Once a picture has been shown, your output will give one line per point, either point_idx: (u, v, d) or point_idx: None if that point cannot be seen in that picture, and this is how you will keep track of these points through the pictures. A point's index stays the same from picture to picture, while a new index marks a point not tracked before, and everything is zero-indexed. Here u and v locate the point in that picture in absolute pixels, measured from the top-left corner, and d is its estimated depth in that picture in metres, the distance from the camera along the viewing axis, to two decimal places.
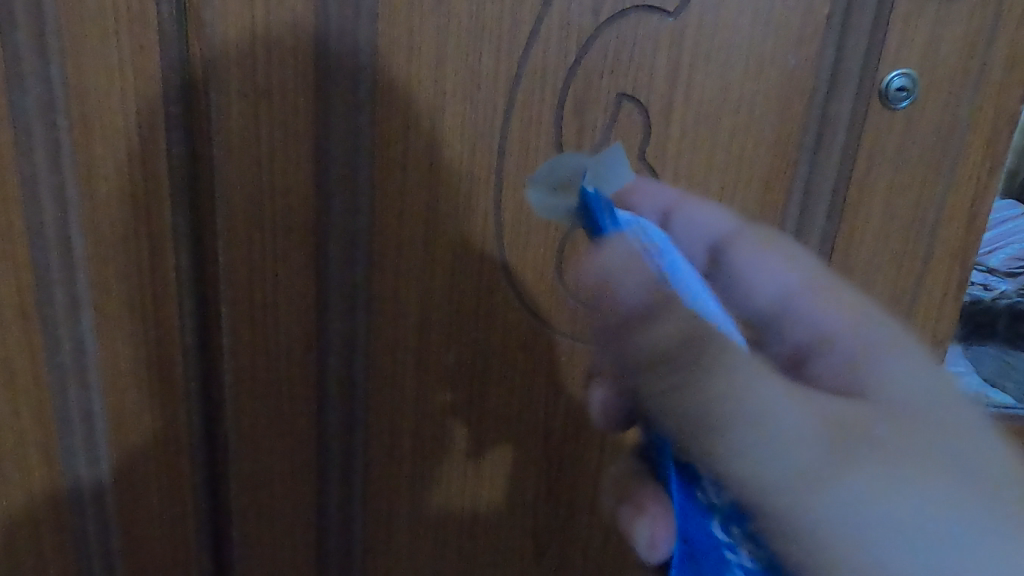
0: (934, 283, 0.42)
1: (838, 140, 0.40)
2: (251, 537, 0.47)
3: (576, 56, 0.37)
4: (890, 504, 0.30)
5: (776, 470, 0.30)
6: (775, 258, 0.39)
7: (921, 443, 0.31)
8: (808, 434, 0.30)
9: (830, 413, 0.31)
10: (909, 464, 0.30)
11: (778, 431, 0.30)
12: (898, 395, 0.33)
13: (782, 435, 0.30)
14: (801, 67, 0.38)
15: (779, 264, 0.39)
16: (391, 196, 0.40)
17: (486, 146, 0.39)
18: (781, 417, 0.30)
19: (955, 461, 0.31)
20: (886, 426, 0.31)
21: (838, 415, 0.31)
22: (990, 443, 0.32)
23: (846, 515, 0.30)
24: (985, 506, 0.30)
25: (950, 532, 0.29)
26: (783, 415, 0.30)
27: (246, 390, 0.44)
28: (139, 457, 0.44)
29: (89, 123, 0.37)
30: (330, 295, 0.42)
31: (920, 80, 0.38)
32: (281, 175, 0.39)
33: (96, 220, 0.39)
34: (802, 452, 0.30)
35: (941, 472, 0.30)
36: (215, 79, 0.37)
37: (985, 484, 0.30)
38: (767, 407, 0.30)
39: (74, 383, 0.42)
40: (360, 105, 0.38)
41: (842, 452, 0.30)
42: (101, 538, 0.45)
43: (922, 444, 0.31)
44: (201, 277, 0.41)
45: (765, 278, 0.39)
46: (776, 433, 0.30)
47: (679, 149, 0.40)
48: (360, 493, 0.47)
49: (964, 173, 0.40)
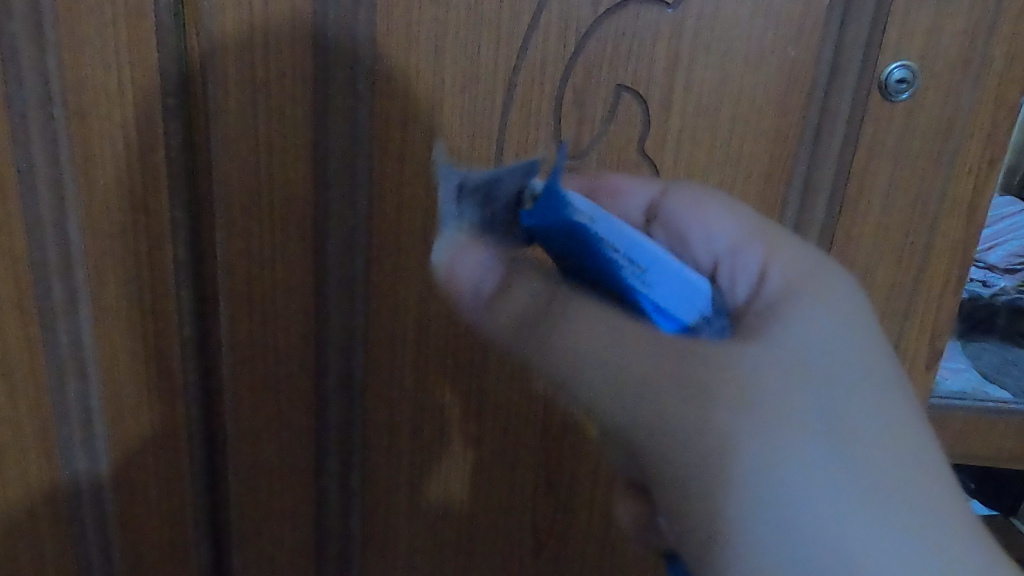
0: (934, 276, 0.42)
1: (839, 133, 0.40)
2: (250, 531, 0.47)
3: (575, 47, 0.37)
4: (825, 542, 0.30)
5: (701, 483, 0.32)
6: (717, 210, 0.38)
7: (832, 482, 0.30)
8: (754, 452, 0.31)
9: (758, 444, 0.31)
10: (851, 482, 0.30)
11: (699, 453, 0.32)
12: (865, 434, 0.31)
13: (711, 457, 0.32)
14: (801, 59, 0.38)
15: (721, 215, 0.37)
16: (390, 188, 0.40)
17: (485, 138, 0.39)
18: (701, 436, 0.32)
19: (904, 490, 0.30)
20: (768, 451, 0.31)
21: (780, 441, 0.31)
22: (918, 429, 0.32)
23: (775, 535, 0.31)
24: (919, 522, 0.30)
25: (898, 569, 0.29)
26: (705, 430, 0.32)
27: (245, 384, 0.43)
28: (138, 451, 0.44)
29: (86, 114, 0.37)
30: (329, 287, 0.42)
31: (921, 72, 0.38)
32: (280, 168, 0.39)
33: (94, 213, 0.39)
34: (727, 474, 0.32)
35: (886, 496, 0.30)
36: (213, 70, 0.37)
37: (933, 485, 0.31)
38: (689, 417, 0.32)
39: (72, 376, 0.42)
40: (359, 96, 0.38)
41: (778, 474, 0.31)
42: (100, 533, 0.45)
43: (859, 481, 0.30)
44: (199, 270, 0.41)
45: (710, 227, 0.37)
46: (708, 451, 0.32)
47: (679, 142, 0.40)
48: (359, 486, 0.47)
49: (964, 165, 0.40)
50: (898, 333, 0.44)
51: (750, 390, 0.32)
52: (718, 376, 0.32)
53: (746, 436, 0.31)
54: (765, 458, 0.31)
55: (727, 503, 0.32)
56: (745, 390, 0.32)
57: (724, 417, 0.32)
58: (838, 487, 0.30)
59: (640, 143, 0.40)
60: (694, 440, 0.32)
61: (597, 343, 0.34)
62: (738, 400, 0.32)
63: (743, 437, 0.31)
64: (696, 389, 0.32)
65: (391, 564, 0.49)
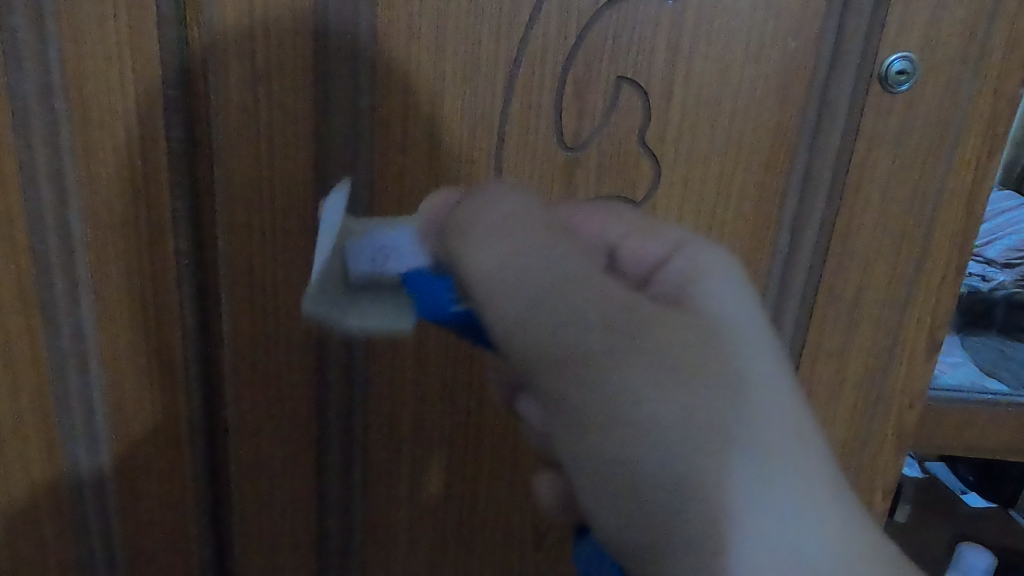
0: (933, 269, 0.42)
1: (839, 124, 0.40)
2: (251, 524, 0.47)
3: (576, 39, 0.37)
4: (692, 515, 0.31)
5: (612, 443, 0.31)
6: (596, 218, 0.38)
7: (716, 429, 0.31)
8: (656, 426, 0.30)
9: (681, 421, 0.30)
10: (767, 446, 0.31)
11: (615, 429, 0.31)
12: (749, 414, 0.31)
13: (631, 434, 0.31)
14: (800, 50, 0.38)
15: (606, 222, 0.38)
16: (390, 182, 0.40)
17: (486, 129, 0.39)
18: (620, 409, 0.31)
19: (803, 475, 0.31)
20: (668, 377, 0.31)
21: (697, 423, 0.31)
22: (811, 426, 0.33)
23: (690, 523, 0.31)
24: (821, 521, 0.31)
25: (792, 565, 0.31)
26: (632, 407, 0.31)
27: (246, 376, 0.44)
28: (140, 444, 0.44)
29: (87, 107, 0.37)
30: (327, 283, 0.42)
31: (920, 64, 0.38)
32: (281, 160, 0.39)
33: (95, 206, 0.39)
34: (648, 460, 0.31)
35: (794, 485, 0.31)
36: (213, 63, 0.37)
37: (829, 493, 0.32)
38: (608, 394, 0.31)
39: (74, 368, 0.42)
40: (359, 88, 0.38)
41: (693, 463, 0.30)
42: (101, 525, 0.46)
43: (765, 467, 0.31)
44: (200, 262, 0.41)
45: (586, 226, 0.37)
46: (637, 434, 0.31)
47: (679, 133, 0.40)
48: (360, 479, 0.47)
49: (962, 157, 0.40)
50: (898, 325, 0.44)
51: (660, 361, 0.31)
52: (631, 343, 0.31)
53: (663, 407, 0.30)
54: (682, 435, 0.30)
55: (641, 488, 0.31)
56: (650, 361, 0.31)
57: (640, 389, 0.31)
58: (752, 478, 0.30)
59: (640, 135, 0.40)
60: (623, 418, 0.31)
61: (508, 314, 0.32)
62: (651, 370, 0.31)
63: (665, 415, 0.30)
64: (608, 359, 0.31)
65: (392, 557, 0.49)
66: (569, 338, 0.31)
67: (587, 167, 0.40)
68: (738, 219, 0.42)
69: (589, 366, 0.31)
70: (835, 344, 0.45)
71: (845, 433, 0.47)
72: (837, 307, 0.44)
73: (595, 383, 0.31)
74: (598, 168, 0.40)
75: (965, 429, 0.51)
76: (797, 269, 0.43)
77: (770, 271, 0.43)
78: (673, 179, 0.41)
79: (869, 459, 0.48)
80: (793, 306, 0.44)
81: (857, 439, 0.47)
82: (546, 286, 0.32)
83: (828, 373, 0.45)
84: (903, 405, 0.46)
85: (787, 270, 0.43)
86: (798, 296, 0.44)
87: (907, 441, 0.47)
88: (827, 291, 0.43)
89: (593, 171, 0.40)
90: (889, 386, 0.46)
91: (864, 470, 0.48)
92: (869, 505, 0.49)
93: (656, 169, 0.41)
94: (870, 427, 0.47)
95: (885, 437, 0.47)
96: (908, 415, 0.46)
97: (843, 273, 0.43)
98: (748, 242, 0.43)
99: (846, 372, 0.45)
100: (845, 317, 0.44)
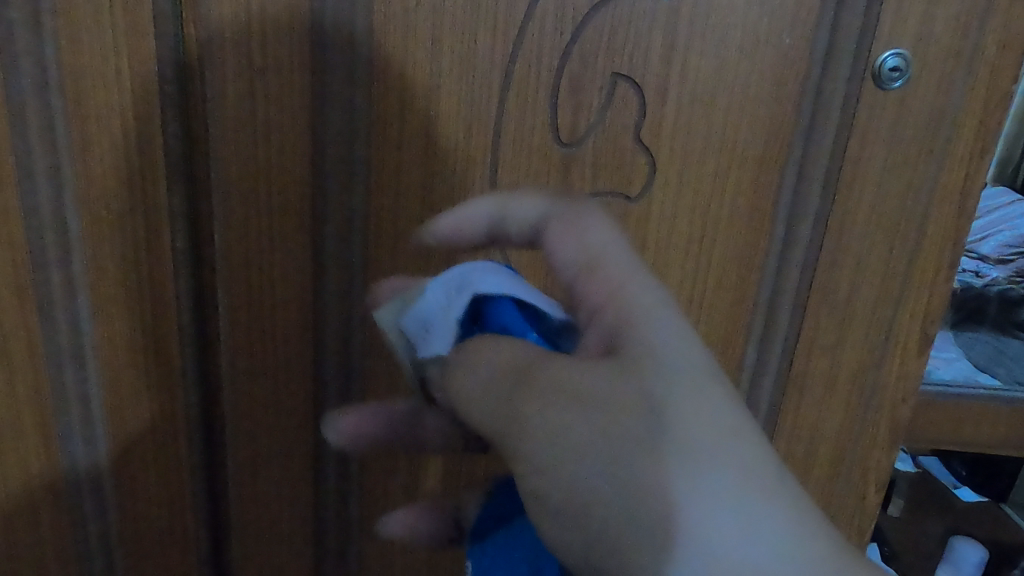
0: (926, 264, 0.43)
1: (833, 121, 0.40)
2: (248, 518, 0.48)
3: (572, 35, 0.38)
4: (641, 550, 0.29)
5: (560, 490, 0.30)
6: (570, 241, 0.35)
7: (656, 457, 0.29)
8: (630, 515, 0.29)
9: (635, 490, 0.29)
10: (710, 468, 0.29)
11: (601, 534, 0.30)
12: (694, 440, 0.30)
13: (614, 534, 0.30)
14: (794, 47, 0.38)
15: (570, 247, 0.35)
16: (387, 178, 0.40)
17: (483, 125, 0.39)
18: (584, 503, 0.30)
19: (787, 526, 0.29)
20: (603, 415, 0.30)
21: (650, 491, 0.29)
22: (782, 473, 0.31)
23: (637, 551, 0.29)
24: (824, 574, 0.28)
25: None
26: (568, 443, 0.30)
27: (243, 372, 0.44)
28: (137, 440, 0.44)
29: (84, 103, 0.37)
30: (328, 287, 0.42)
31: (914, 61, 0.38)
32: (278, 156, 0.39)
33: (92, 203, 0.39)
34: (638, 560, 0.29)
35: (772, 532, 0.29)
36: (210, 59, 0.37)
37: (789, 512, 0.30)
38: (578, 495, 0.30)
39: (71, 365, 0.42)
40: (356, 84, 0.38)
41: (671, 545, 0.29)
42: (98, 521, 0.46)
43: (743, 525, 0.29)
44: (196, 257, 0.41)
45: (558, 255, 0.35)
46: (620, 536, 0.29)
47: (674, 129, 0.40)
48: (357, 472, 0.47)
49: (955, 153, 0.40)
50: (891, 320, 0.44)
51: (617, 445, 0.30)
52: (586, 434, 0.30)
53: (624, 495, 0.29)
54: (644, 513, 0.29)
55: (597, 533, 0.30)
56: (606, 449, 0.30)
57: (601, 480, 0.29)
58: (715, 534, 0.29)
59: (635, 131, 0.40)
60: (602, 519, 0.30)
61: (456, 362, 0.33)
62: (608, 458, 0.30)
63: (637, 504, 0.29)
64: (570, 460, 0.30)
65: (389, 550, 0.50)
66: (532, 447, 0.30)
67: (583, 163, 0.40)
68: (732, 214, 0.42)
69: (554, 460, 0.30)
70: (829, 339, 0.45)
71: (839, 427, 0.47)
72: (831, 302, 0.44)
73: (567, 489, 0.30)
74: (594, 163, 0.40)
75: (957, 422, 0.51)
76: (792, 265, 0.43)
77: (766, 268, 0.44)
78: (668, 175, 0.41)
79: (864, 454, 0.48)
80: (787, 302, 0.44)
81: (851, 433, 0.48)
82: (502, 380, 0.31)
83: (823, 369, 0.46)
84: (896, 400, 0.46)
85: (782, 266, 0.43)
86: (793, 292, 0.44)
87: (900, 435, 0.48)
88: (821, 286, 0.44)
89: (588, 166, 0.41)
90: (882, 381, 0.46)
91: (857, 464, 0.49)
92: (862, 498, 0.50)
93: (652, 164, 0.41)
94: (863, 422, 0.47)
95: (879, 431, 0.47)
96: (902, 410, 0.47)
97: (837, 268, 0.43)
98: (744, 238, 0.43)
99: (840, 367, 0.46)
100: (839, 312, 0.44)
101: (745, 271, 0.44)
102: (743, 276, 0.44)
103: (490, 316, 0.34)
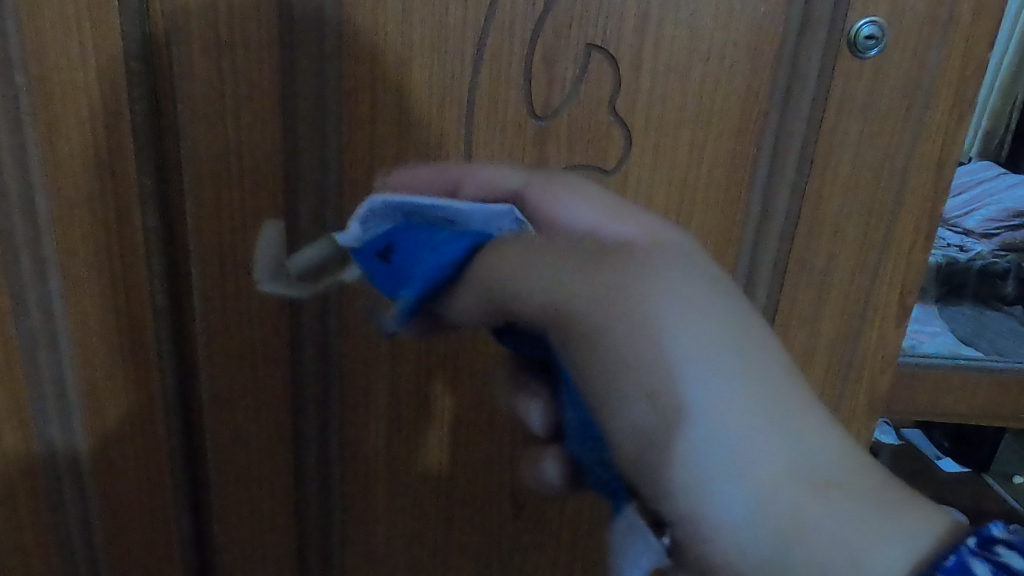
0: (903, 234, 0.43)
1: (810, 90, 0.40)
2: (229, 498, 0.47)
3: (544, 5, 0.37)
4: (700, 446, 0.32)
5: (617, 375, 0.32)
6: (570, 196, 0.36)
7: (728, 366, 0.32)
8: (695, 424, 0.32)
9: (690, 391, 0.32)
10: (764, 392, 0.32)
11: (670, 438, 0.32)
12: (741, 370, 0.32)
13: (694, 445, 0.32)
14: (768, 15, 0.38)
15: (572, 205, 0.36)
16: (361, 153, 0.40)
17: (456, 98, 0.39)
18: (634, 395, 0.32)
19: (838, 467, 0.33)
20: (694, 312, 0.33)
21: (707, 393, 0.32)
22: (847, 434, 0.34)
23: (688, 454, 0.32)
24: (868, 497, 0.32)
25: (843, 560, 0.31)
26: (628, 332, 0.32)
27: (219, 354, 0.43)
28: (113, 423, 0.44)
29: (48, 78, 0.37)
30: (305, 271, 0.42)
31: (890, 28, 0.38)
32: (248, 132, 0.39)
33: (59, 182, 0.38)
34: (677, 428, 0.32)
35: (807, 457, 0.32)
36: (176, 32, 0.36)
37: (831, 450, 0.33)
38: (652, 408, 0.32)
39: (44, 348, 0.42)
40: (324, 59, 0.38)
41: (720, 415, 0.32)
42: (76, 504, 0.45)
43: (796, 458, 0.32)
44: (169, 238, 0.41)
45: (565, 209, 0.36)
46: (684, 420, 0.32)
47: (649, 100, 0.39)
48: (337, 453, 0.47)
49: (930, 121, 0.40)
50: (869, 290, 0.44)
51: (666, 336, 0.32)
52: (655, 313, 0.32)
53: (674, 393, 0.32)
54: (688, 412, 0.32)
55: (649, 427, 0.32)
56: (696, 369, 0.32)
57: (668, 389, 0.32)
58: (747, 448, 0.32)
59: (610, 103, 0.39)
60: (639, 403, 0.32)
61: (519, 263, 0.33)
62: (669, 365, 0.32)
63: (674, 380, 0.32)
64: (633, 343, 0.32)
65: (371, 528, 0.50)
66: (581, 339, 0.33)
67: (558, 136, 0.40)
68: (708, 185, 0.42)
69: (601, 339, 0.32)
70: (807, 311, 0.45)
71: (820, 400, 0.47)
72: (808, 274, 0.44)
73: (610, 358, 0.32)
74: (569, 138, 0.40)
75: (937, 395, 0.51)
76: (770, 237, 0.43)
77: (742, 242, 0.43)
78: (643, 148, 0.41)
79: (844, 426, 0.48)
80: (764, 276, 0.44)
81: (831, 405, 0.48)
82: (546, 279, 0.33)
83: (801, 341, 0.46)
84: (874, 370, 0.47)
85: (759, 238, 0.43)
86: (769, 266, 0.44)
87: (878, 406, 0.48)
88: (797, 258, 0.44)
89: (564, 141, 0.40)
90: (861, 352, 0.46)
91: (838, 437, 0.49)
92: None
93: (628, 138, 0.40)
94: (842, 394, 0.47)
95: (859, 403, 0.48)
96: (879, 380, 0.47)
97: (814, 240, 0.43)
98: (721, 210, 0.43)
99: (818, 339, 0.46)
100: (816, 284, 0.44)
101: (721, 243, 0.43)
102: (720, 249, 0.44)
103: (400, 247, 0.34)
